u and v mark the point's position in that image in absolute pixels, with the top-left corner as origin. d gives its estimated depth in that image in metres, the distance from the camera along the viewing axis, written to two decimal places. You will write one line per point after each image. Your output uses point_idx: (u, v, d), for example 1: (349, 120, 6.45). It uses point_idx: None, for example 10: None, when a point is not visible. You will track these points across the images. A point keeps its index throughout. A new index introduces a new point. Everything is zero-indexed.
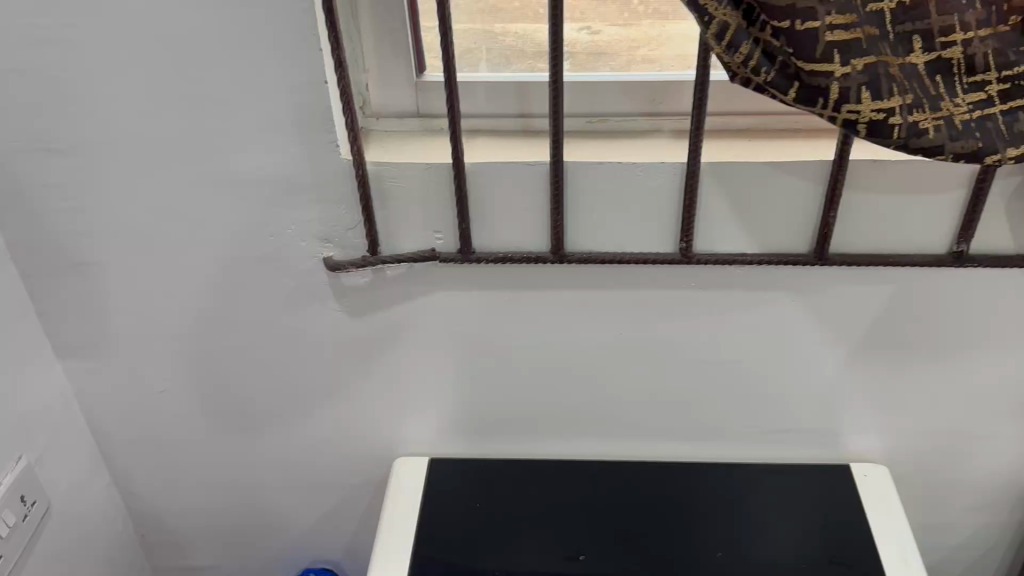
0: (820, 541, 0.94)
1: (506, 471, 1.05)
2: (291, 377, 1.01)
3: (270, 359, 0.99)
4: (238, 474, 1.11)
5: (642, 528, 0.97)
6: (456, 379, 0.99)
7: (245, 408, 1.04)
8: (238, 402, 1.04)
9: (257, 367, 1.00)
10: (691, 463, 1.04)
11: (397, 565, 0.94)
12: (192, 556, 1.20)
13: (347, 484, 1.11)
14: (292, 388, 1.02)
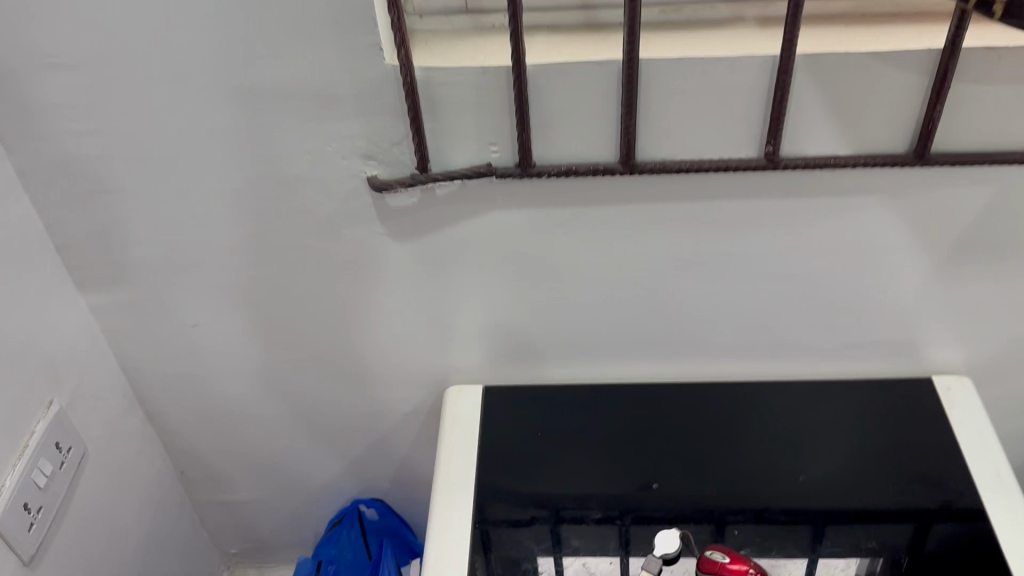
0: (903, 461, 0.91)
1: (565, 399, 1.00)
2: (333, 306, 0.94)
3: (309, 287, 0.92)
4: (280, 408, 1.06)
5: (713, 453, 0.94)
6: (511, 305, 0.92)
7: (284, 339, 0.98)
8: (277, 334, 0.97)
9: (296, 296, 0.93)
10: (759, 384, 1.00)
11: (464, 500, 0.91)
12: (234, 492, 1.16)
13: (394, 415, 1.06)
14: (334, 318, 0.95)
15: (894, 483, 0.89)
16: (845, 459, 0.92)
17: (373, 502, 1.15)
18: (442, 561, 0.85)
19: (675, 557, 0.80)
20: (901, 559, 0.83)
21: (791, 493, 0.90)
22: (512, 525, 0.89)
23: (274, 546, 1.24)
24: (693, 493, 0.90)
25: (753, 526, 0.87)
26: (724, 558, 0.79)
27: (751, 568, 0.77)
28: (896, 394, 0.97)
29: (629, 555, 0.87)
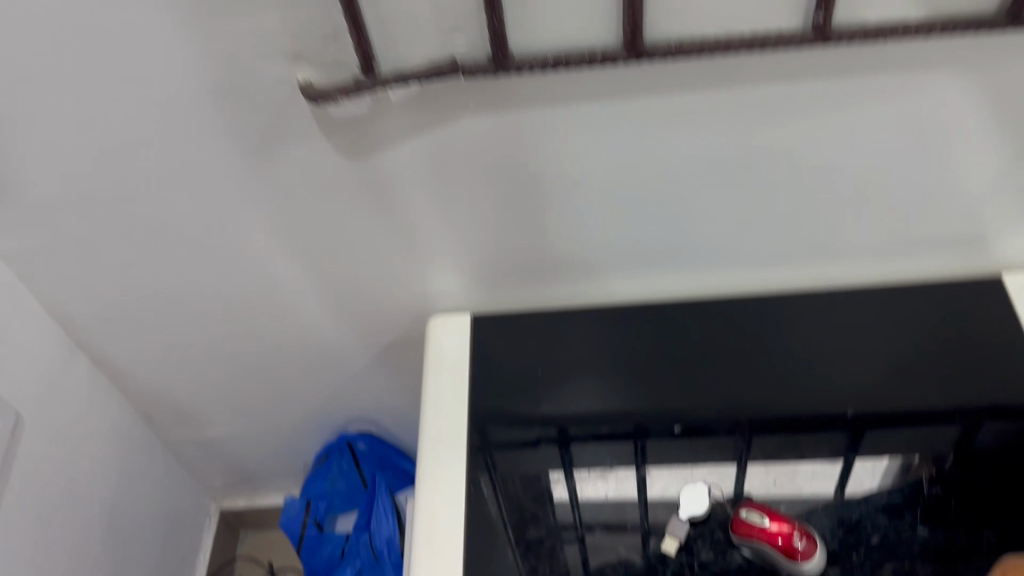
0: (965, 378, 0.79)
1: (568, 325, 0.87)
2: (285, 236, 0.79)
3: (253, 217, 0.77)
4: (247, 344, 0.93)
5: (743, 379, 0.81)
6: (498, 223, 0.77)
7: (235, 273, 0.83)
8: (227, 269, 0.83)
9: (242, 228, 0.78)
10: (791, 295, 0.87)
11: (454, 449, 0.78)
12: (209, 429, 1.05)
13: (377, 343, 0.94)
14: (291, 248, 0.80)
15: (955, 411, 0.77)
16: (897, 378, 0.80)
17: (360, 437, 1.06)
18: (439, 521, 0.74)
19: (702, 516, 0.72)
20: (946, 463, 0.74)
21: (834, 427, 0.78)
22: (514, 447, 0.79)
23: (263, 478, 1.15)
24: (722, 433, 0.78)
25: (792, 461, 0.76)
26: (763, 518, 0.68)
27: (792, 527, 0.67)
28: (949, 304, 0.84)
29: (645, 463, 0.77)
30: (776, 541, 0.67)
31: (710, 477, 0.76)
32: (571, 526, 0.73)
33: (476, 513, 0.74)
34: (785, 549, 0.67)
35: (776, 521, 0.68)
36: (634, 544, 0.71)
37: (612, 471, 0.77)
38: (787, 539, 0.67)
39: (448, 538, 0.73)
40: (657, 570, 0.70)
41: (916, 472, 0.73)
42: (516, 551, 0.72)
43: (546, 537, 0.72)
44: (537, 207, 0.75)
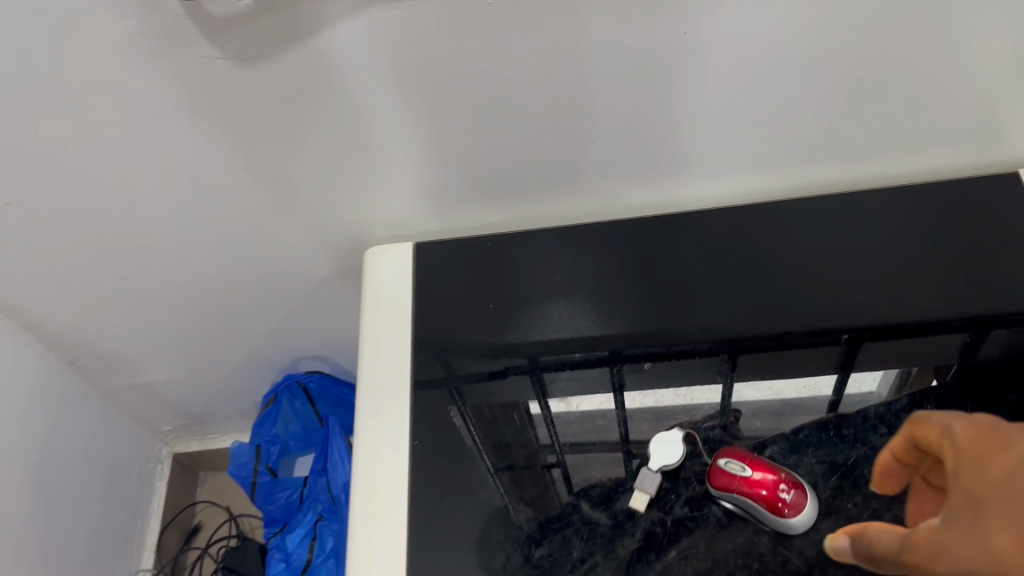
0: (972, 290, 0.69)
1: (523, 250, 0.77)
2: (186, 165, 0.67)
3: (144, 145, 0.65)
4: (168, 285, 0.83)
5: (721, 299, 0.72)
6: (433, 137, 0.66)
7: (137, 211, 0.72)
8: (126, 207, 0.71)
9: (133, 161, 0.66)
10: (778, 202, 0.76)
11: (391, 401, 0.70)
12: (144, 374, 0.96)
13: (315, 278, 0.84)
14: (196, 181, 0.69)
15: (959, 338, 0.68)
16: (895, 293, 0.70)
17: (309, 377, 0.98)
18: (380, 483, 0.66)
19: (676, 466, 0.64)
20: (949, 376, 0.66)
21: (823, 353, 0.69)
22: (484, 378, 0.72)
23: (214, 420, 1.08)
24: (698, 364, 0.70)
25: (778, 398, 0.67)
26: (744, 467, 0.60)
27: (781, 480, 0.59)
28: (957, 206, 0.73)
29: (623, 391, 0.70)
30: (758, 492, 0.59)
31: (684, 417, 0.68)
32: (549, 446, 0.67)
33: (421, 474, 0.67)
34: (769, 502, 0.59)
35: (760, 470, 0.60)
36: (596, 501, 0.64)
37: (583, 408, 0.69)
38: (771, 489, 0.59)
39: (391, 503, 0.65)
40: (625, 526, 0.62)
41: (914, 386, 0.66)
42: (501, 479, 0.66)
43: (499, 499, 0.65)
44: (474, 117, 0.64)
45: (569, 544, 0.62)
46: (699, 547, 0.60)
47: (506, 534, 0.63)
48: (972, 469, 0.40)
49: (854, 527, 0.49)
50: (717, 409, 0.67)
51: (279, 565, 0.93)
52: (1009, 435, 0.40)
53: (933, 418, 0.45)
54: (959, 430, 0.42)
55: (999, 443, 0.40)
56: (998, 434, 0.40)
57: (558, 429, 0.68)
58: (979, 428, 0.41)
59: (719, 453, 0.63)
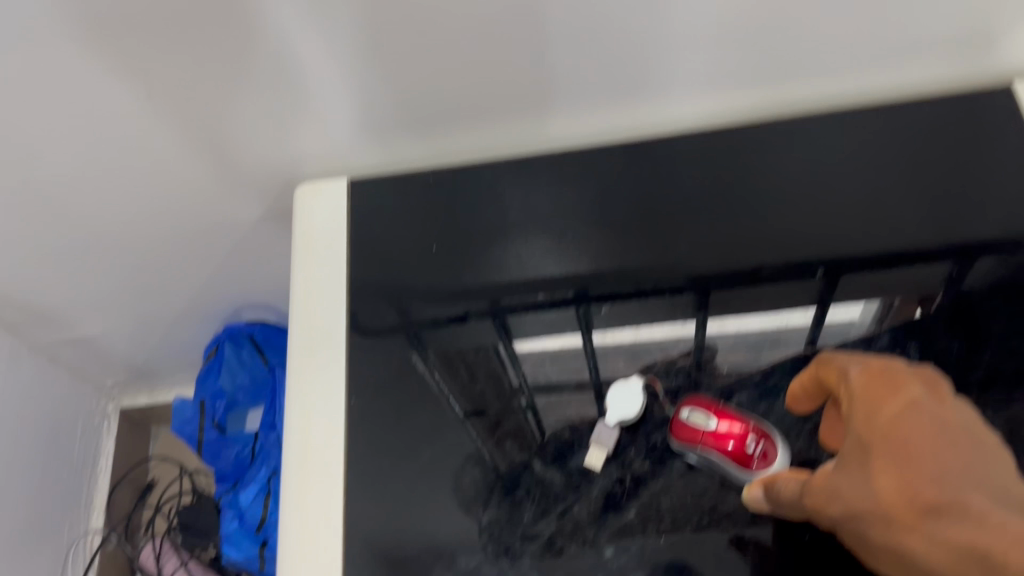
0: (956, 216, 0.64)
1: (471, 186, 0.71)
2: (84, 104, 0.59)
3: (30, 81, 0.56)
4: (88, 237, 0.75)
5: (686, 235, 0.66)
6: (362, 65, 0.59)
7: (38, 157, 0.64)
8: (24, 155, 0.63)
9: (20, 102, 0.58)
10: (746, 126, 0.70)
11: (326, 358, 0.64)
12: (79, 329, 0.89)
13: (247, 221, 0.78)
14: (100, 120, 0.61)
15: (951, 267, 0.62)
16: (873, 223, 0.64)
17: (253, 327, 0.95)
18: (312, 447, 0.62)
19: (637, 418, 0.60)
20: (939, 306, 0.61)
21: (795, 291, 0.63)
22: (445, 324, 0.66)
23: (161, 372, 1.03)
24: (659, 306, 0.64)
25: (749, 344, 0.62)
26: (709, 419, 0.56)
27: (749, 433, 0.55)
28: (945, 125, 0.67)
29: (591, 330, 0.64)
30: (725, 445, 0.55)
31: (658, 354, 0.63)
32: (520, 388, 0.63)
33: (358, 436, 0.62)
34: (737, 454, 0.55)
35: (725, 420, 0.56)
36: (550, 459, 0.60)
37: (550, 348, 0.64)
38: (738, 441, 0.55)
39: (323, 471, 0.61)
40: (580, 487, 0.58)
41: (898, 319, 0.61)
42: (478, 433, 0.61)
43: (444, 460, 0.61)
44: (408, 38, 0.57)
45: (519, 507, 0.58)
46: (661, 506, 0.57)
47: (455, 499, 0.59)
48: (864, 415, 0.48)
49: (767, 477, 0.53)
50: (691, 346, 0.63)
51: (232, 522, 0.91)
52: (897, 387, 0.48)
53: (835, 358, 0.53)
54: (855, 376, 0.50)
55: (889, 393, 0.48)
56: (889, 385, 0.49)
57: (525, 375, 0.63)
58: (872, 377, 0.49)
59: (681, 403, 0.58)
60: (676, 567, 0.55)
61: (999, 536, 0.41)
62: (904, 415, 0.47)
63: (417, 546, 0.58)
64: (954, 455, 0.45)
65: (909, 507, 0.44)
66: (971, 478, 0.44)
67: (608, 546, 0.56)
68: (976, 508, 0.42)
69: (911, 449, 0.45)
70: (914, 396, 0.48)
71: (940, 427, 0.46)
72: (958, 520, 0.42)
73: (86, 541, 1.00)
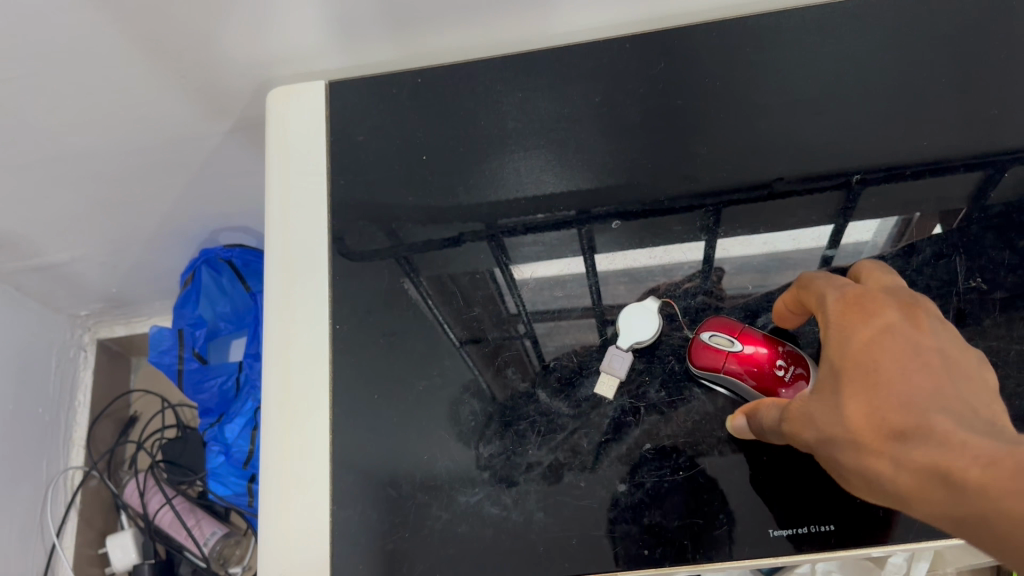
0: (994, 118, 0.58)
1: (462, 88, 0.63)
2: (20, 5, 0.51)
3: None
4: (41, 155, 0.68)
5: (697, 142, 0.60)
6: None
7: None
8: None
9: None
10: (771, 13, 0.62)
11: (306, 280, 0.59)
12: (44, 255, 0.83)
13: (214, 132, 0.71)
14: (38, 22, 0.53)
15: (1006, 171, 0.57)
16: (905, 125, 0.58)
17: (230, 253, 0.88)
18: (292, 381, 0.56)
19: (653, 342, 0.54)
20: (988, 212, 0.56)
21: (819, 201, 0.58)
22: (439, 246, 0.60)
23: (136, 300, 0.98)
24: (671, 220, 0.58)
25: (754, 268, 0.57)
26: (733, 342, 0.51)
27: (779, 356, 0.50)
28: (992, 13, 0.60)
29: (594, 255, 0.59)
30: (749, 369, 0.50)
31: (662, 278, 0.57)
32: (517, 315, 0.57)
33: (343, 368, 0.56)
34: (765, 378, 0.50)
35: (751, 343, 0.51)
36: (556, 390, 0.55)
37: (549, 274, 0.58)
38: (766, 363, 0.50)
39: (305, 403, 0.56)
40: (591, 419, 0.53)
41: (916, 236, 0.56)
42: (480, 363, 0.56)
43: (440, 391, 0.55)
44: None
45: (524, 440, 0.53)
46: (678, 441, 0.52)
47: (454, 433, 0.54)
48: (836, 339, 0.41)
49: (748, 405, 0.49)
50: (698, 269, 0.57)
51: (218, 457, 0.88)
52: (873, 308, 0.41)
53: (815, 284, 0.46)
54: (831, 302, 0.43)
55: (862, 316, 0.41)
56: (863, 307, 0.41)
57: (522, 300, 0.58)
58: (849, 300, 0.42)
59: (702, 325, 0.53)
60: (694, 502, 0.51)
61: (963, 457, 0.33)
62: (877, 339, 0.40)
63: (412, 483, 0.53)
64: (928, 375, 0.37)
65: (876, 432, 0.37)
66: (945, 399, 0.36)
67: (620, 483, 0.52)
68: (943, 430, 0.34)
69: (880, 375, 0.38)
70: (891, 317, 0.40)
71: (918, 349, 0.39)
72: (923, 443, 0.35)
73: (65, 478, 0.96)
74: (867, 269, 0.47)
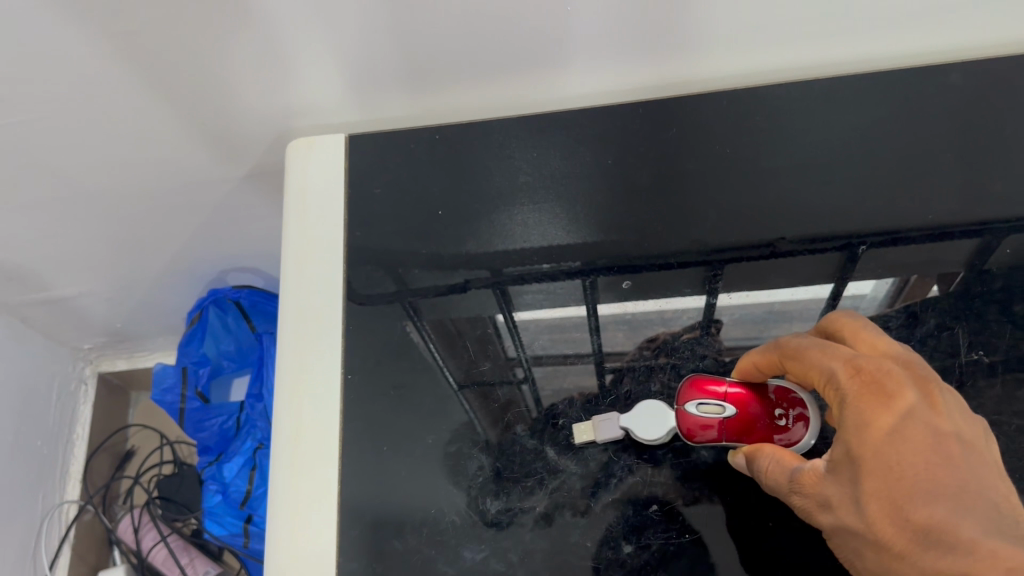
0: (996, 191, 0.59)
1: (478, 145, 0.64)
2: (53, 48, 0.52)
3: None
4: (60, 192, 0.69)
5: (707, 204, 0.61)
6: (362, 9, 0.53)
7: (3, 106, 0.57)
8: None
9: None
10: (783, 83, 0.63)
11: (317, 328, 0.59)
12: (51, 288, 0.83)
13: (229, 178, 0.72)
14: (66, 59, 0.54)
15: (1009, 245, 0.58)
16: (910, 195, 0.60)
17: (239, 293, 0.89)
18: (302, 431, 0.57)
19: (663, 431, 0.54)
20: (986, 284, 0.57)
21: (822, 263, 0.59)
22: (444, 293, 0.61)
23: (139, 335, 0.98)
24: (677, 279, 0.59)
25: (752, 320, 0.58)
26: (724, 409, 0.52)
27: (770, 410, 0.51)
28: (998, 89, 0.61)
29: (596, 304, 0.60)
30: (746, 408, 0.52)
31: (661, 327, 0.59)
32: (515, 360, 0.58)
33: (354, 419, 0.57)
34: (764, 419, 0.51)
35: (740, 407, 0.52)
36: (565, 448, 0.55)
37: (551, 320, 0.60)
38: (764, 402, 0.52)
39: (316, 452, 0.56)
40: (599, 481, 0.54)
41: (907, 300, 0.57)
42: (488, 419, 0.56)
43: (447, 445, 0.56)
44: None
45: (530, 496, 0.54)
46: (684, 501, 0.53)
47: (465, 491, 0.55)
48: (854, 424, 0.42)
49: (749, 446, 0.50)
50: (698, 317, 0.59)
51: (215, 496, 0.88)
52: (891, 391, 0.42)
53: (810, 356, 0.47)
54: (842, 377, 0.44)
55: (882, 400, 0.42)
56: (882, 388, 0.42)
57: (523, 343, 0.59)
58: (865, 379, 0.43)
59: (686, 388, 0.54)
60: (700, 565, 0.51)
61: (994, 569, 0.37)
62: (898, 429, 0.41)
63: (418, 536, 0.54)
64: (949, 469, 0.40)
65: (902, 533, 0.40)
66: (966, 495, 0.40)
67: (626, 543, 0.52)
68: (970, 538, 0.38)
69: (903, 471, 0.40)
70: (912, 400, 0.42)
71: (937, 436, 0.41)
72: (950, 549, 0.38)
73: (60, 512, 0.96)
74: (850, 327, 0.48)
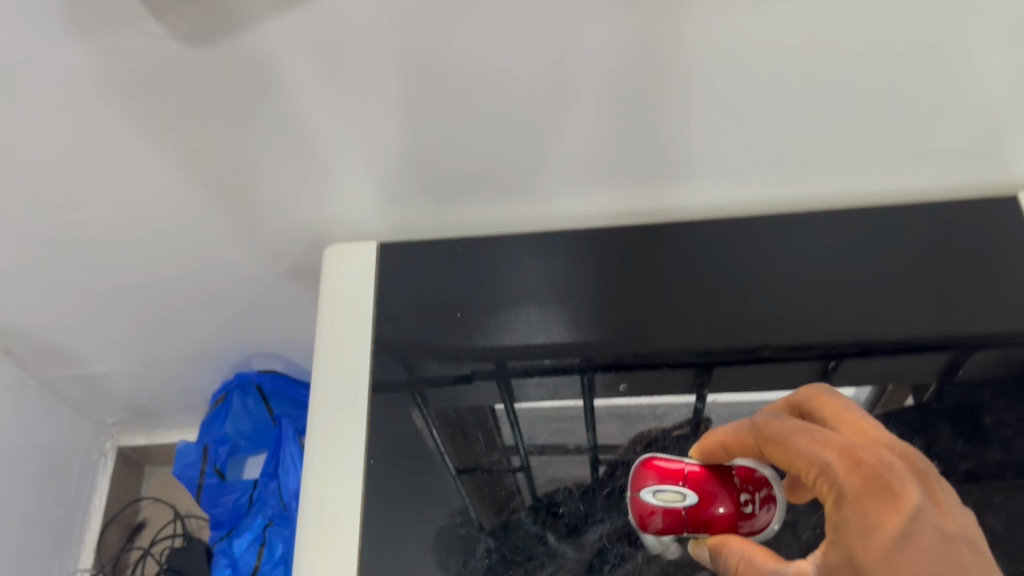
0: (959, 318, 0.66)
1: (494, 257, 0.72)
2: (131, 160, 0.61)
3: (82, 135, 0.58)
4: (114, 280, 0.76)
5: (699, 314, 0.68)
6: (397, 136, 0.61)
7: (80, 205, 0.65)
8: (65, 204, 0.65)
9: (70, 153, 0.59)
10: (769, 215, 0.72)
11: (342, 415, 0.65)
12: (89, 365, 0.90)
13: (267, 275, 0.79)
14: (139, 168, 0.62)
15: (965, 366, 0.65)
16: (881, 317, 0.67)
17: (262, 377, 0.97)
18: (325, 509, 0.62)
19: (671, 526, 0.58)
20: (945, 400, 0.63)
21: (801, 371, 0.66)
22: (450, 381, 0.67)
23: (163, 412, 1.04)
24: (668, 379, 0.66)
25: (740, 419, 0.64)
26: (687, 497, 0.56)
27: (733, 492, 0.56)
28: (959, 228, 0.69)
29: (593, 396, 0.67)
30: (710, 493, 0.56)
31: (653, 422, 0.65)
32: (516, 449, 0.65)
33: (373, 500, 0.63)
34: (729, 502, 0.56)
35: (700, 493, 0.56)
36: (564, 533, 0.61)
37: (549, 409, 0.66)
38: (725, 483, 0.56)
39: (338, 529, 0.61)
40: (594, 564, 0.59)
41: (884, 408, 0.63)
42: (492, 511, 0.62)
43: (457, 529, 0.61)
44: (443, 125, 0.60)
45: None
46: None
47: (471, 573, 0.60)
48: (859, 527, 0.42)
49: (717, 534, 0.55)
50: (688, 415, 0.65)
51: (223, 569, 0.89)
52: (894, 486, 0.42)
53: (804, 452, 0.47)
54: (844, 478, 0.44)
55: (887, 503, 0.42)
56: (887, 488, 0.42)
57: (526, 436, 0.65)
58: (868, 481, 0.43)
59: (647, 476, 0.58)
60: None
61: None
62: (904, 534, 0.40)
63: None
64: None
65: None
66: None
67: None
68: None
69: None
70: (916, 503, 0.42)
71: (944, 541, 0.41)
72: None
73: None
74: (845, 416, 0.50)
